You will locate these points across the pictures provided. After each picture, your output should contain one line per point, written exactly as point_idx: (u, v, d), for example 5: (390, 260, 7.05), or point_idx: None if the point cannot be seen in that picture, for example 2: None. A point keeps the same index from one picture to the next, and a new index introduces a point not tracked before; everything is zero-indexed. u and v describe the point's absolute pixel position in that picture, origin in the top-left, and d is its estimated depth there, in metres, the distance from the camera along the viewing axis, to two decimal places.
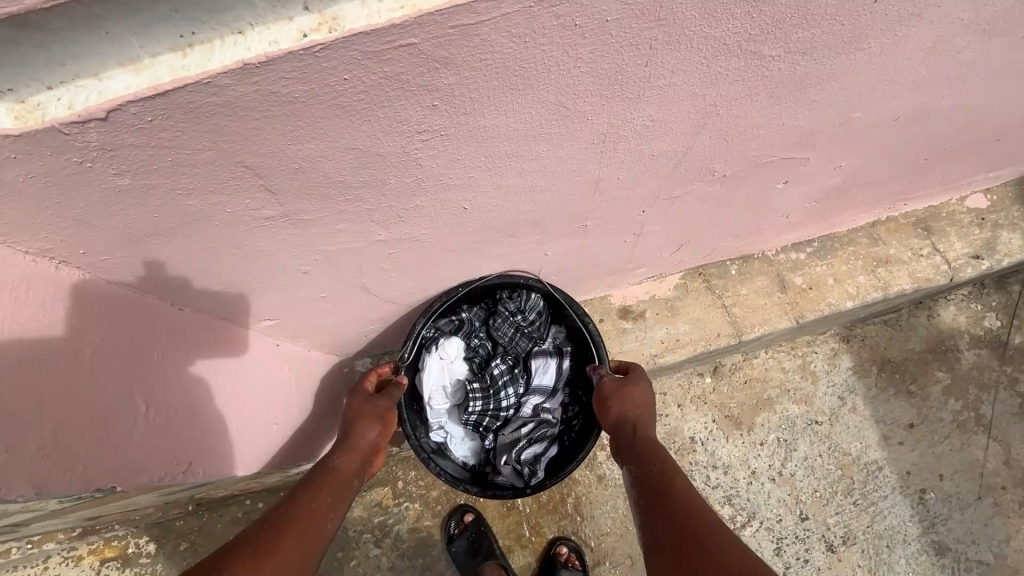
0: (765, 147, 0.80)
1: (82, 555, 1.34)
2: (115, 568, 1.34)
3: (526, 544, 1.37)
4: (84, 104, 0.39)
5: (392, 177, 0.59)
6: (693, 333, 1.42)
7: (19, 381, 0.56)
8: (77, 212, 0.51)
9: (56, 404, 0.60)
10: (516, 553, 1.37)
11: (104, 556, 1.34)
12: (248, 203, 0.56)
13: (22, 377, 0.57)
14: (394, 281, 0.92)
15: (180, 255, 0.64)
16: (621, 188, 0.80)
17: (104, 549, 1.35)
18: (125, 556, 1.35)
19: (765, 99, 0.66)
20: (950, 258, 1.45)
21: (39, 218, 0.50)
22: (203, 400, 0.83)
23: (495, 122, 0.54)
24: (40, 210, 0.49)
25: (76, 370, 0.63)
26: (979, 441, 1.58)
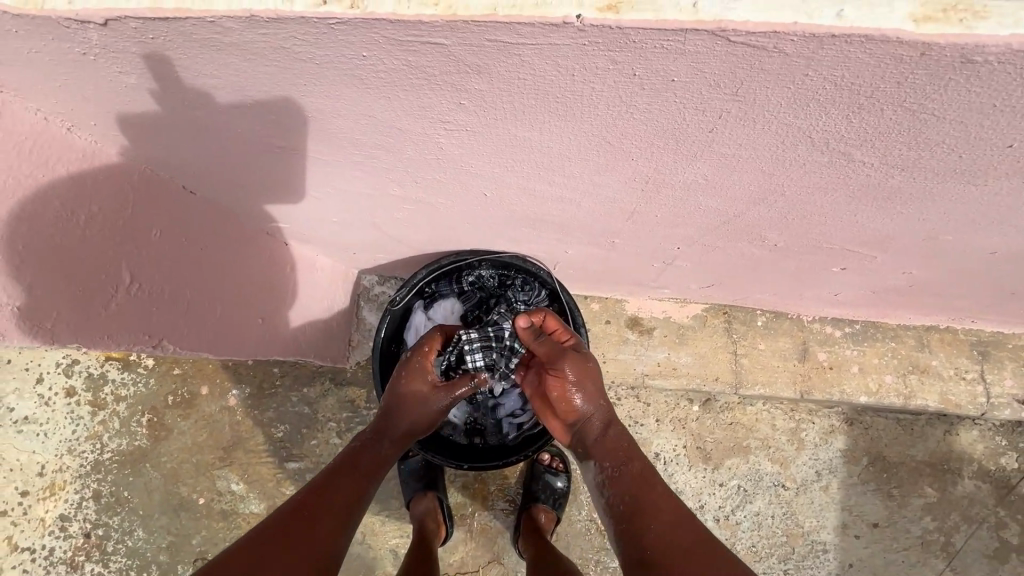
0: (830, 235, 0.72)
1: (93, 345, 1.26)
2: (115, 369, 1.26)
3: (467, 486, 1.40)
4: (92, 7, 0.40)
5: (411, 150, 0.55)
6: (694, 368, 1.38)
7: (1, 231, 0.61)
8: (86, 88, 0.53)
9: (28, 258, 0.63)
10: (453, 490, 1.40)
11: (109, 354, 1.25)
12: (259, 128, 0.55)
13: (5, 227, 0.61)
14: (407, 230, 0.89)
15: (193, 144, 0.64)
16: (658, 225, 0.74)
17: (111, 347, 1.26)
18: (127, 360, 1.26)
19: (841, 196, 0.57)
20: (993, 392, 1.33)
21: (50, 82, 0.53)
22: (206, 282, 0.83)
23: (528, 135, 0.49)
24: (55, 78, 0.52)
25: (57, 234, 0.66)
26: (935, 564, 1.53)
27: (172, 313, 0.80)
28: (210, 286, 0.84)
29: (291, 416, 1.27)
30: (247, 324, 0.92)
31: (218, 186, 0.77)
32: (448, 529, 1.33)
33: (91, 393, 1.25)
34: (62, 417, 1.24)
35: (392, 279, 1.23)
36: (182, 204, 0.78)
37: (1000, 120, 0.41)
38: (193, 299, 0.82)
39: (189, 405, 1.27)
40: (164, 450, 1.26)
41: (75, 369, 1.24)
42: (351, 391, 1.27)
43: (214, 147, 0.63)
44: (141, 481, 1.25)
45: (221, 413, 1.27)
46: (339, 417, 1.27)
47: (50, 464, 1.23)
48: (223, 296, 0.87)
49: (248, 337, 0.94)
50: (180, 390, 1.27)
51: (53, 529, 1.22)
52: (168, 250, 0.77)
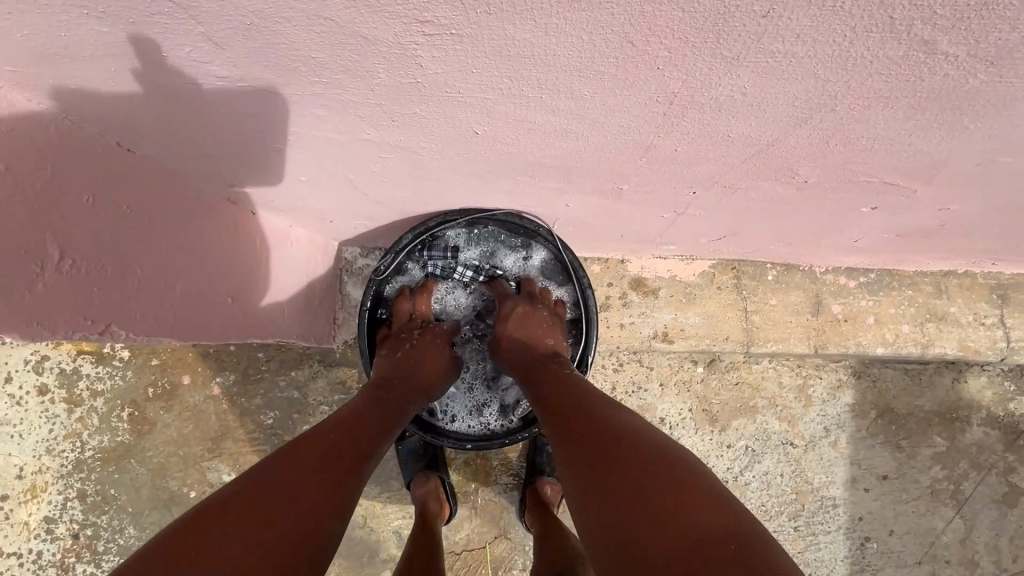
0: (870, 164, 0.63)
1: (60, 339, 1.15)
2: (89, 363, 1.15)
3: (468, 463, 1.33)
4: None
5: (383, 72, 0.45)
6: (702, 328, 1.30)
7: None
8: None
9: None
10: (456, 467, 1.33)
11: (80, 348, 1.15)
12: (194, 51, 0.44)
13: None
14: (389, 187, 0.79)
15: (121, 86, 0.51)
16: (673, 162, 0.64)
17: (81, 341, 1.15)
18: (100, 353, 1.15)
19: (902, 108, 0.48)
20: (1012, 336, 1.28)
21: None
22: (146, 256, 0.72)
23: (530, 38, 0.39)
24: None
25: None
26: (945, 513, 1.50)
27: (118, 291, 0.69)
28: (156, 256, 0.74)
29: (280, 402, 1.18)
30: (199, 299, 0.83)
31: (157, 136, 0.66)
32: (452, 509, 1.26)
33: (65, 390, 1.15)
34: (37, 417, 1.14)
35: (375, 249, 1.13)
36: (112, 159, 0.66)
37: None
38: (142, 272, 0.72)
39: (172, 395, 1.17)
40: (150, 444, 1.17)
41: (44, 366, 1.14)
42: (343, 372, 1.18)
43: (148, 86, 0.50)
44: (129, 477, 1.16)
45: (206, 403, 1.17)
46: (332, 399, 1.18)
47: (29, 467, 1.14)
48: (173, 266, 0.77)
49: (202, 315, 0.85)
50: (160, 381, 1.17)
51: (40, 532, 1.14)
52: (104, 215, 0.66)
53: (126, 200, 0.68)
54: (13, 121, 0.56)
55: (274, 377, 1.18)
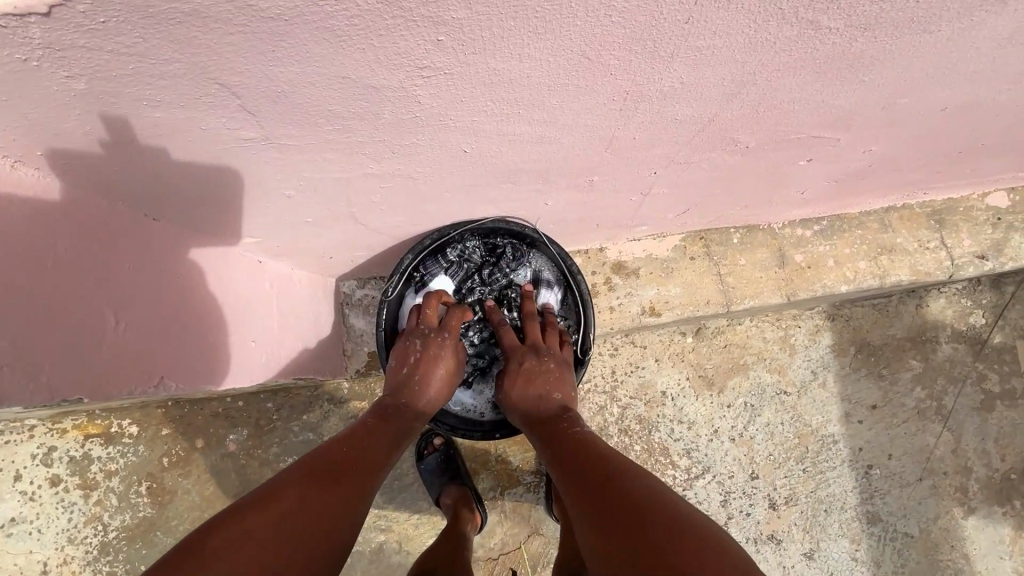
0: (797, 123, 0.75)
1: (65, 428, 1.18)
2: (98, 446, 1.18)
3: (490, 468, 1.41)
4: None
5: (388, 112, 0.54)
6: (685, 298, 1.41)
7: None
8: (27, 111, 0.48)
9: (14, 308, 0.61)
10: (481, 476, 1.40)
11: (87, 433, 1.18)
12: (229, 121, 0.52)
13: None
14: (386, 214, 0.87)
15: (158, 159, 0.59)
16: (632, 149, 0.74)
17: (87, 425, 1.18)
18: (108, 433, 1.19)
19: (808, 73, 0.60)
20: (955, 254, 1.42)
21: None
22: (177, 310, 0.84)
23: (508, 66, 0.49)
24: None
25: (35, 279, 0.63)
26: (933, 428, 1.63)
27: (160, 344, 0.82)
28: (189, 312, 0.86)
29: (295, 447, 1.23)
30: (230, 348, 0.95)
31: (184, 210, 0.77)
32: (482, 514, 1.32)
33: (78, 476, 1.18)
34: (53, 508, 1.17)
35: (372, 279, 1.21)
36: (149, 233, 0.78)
37: None
38: (179, 325, 0.84)
39: (187, 461, 1.21)
40: (170, 514, 1.20)
41: (53, 457, 1.16)
42: (355, 405, 1.23)
43: (179, 157, 0.59)
44: (157, 550, 1.19)
45: (222, 461, 1.22)
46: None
47: (52, 560, 1.16)
48: (203, 321, 0.88)
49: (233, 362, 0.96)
50: (173, 449, 1.21)
51: None
52: (146, 281, 0.78)
53: (161, 265, 0.81)
54: (65, 207, 0.66)
55: (287, 425, 1.23)
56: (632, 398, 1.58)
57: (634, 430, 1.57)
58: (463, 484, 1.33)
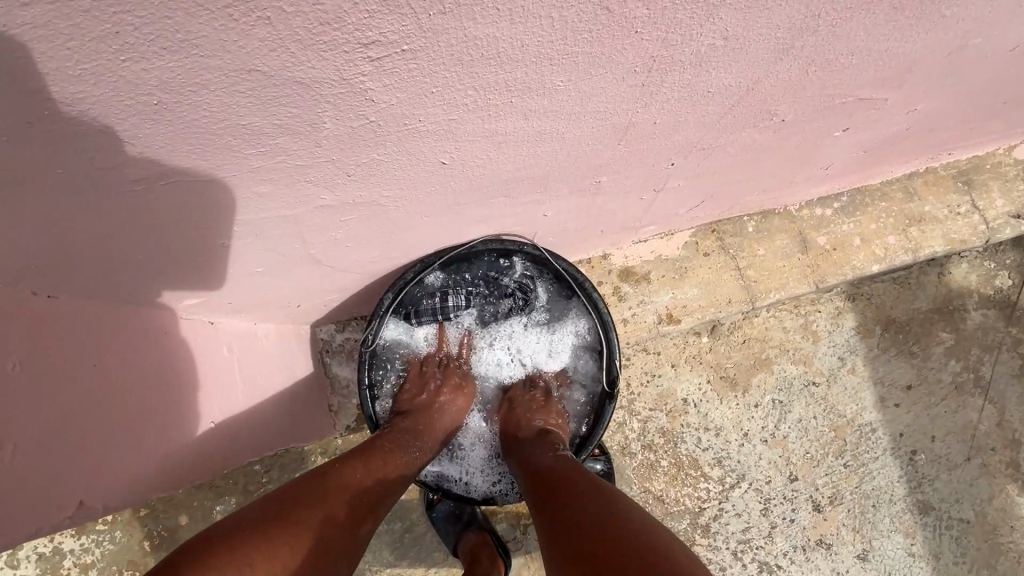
0: (847, 83, 0.60)
1: None
2: (68, 536, 1.00)
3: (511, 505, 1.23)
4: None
5: (330, 119, 0.38)
6: (703, 298, 1.27)
7: None
8: None
9: None
10: (500, 515, 1.23)
11: None
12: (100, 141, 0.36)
13: None
14: (357, 251, 0.72)
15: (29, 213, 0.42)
16: (650, 137, 0.59)
17: None
18: (79, 521, 1.00)
19: (882, 10, 0.45)
20: (989, 217, 1.30)
21: None
22: (98, 406, 0.67)
23: (493, 32, 0.34)
24: None
25: None
26: (974, 402, 1.50)
27: (78, 455, 0.65)
28: (113, 407, 0.69)
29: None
30: (169, 433, 0.79)
31: (90, 279, 0.60)
32: (507, 563, 1.14)
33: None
34: None
35: (352, 321, 1.03)
36: (45, 315, 0.61)
37: None
38: (102, 423, 0.68)
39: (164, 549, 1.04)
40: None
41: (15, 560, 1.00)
42: None
43: (55, 203, 0.42)
44: None
45: None
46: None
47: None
48: (130, 413, 0.72)
49: (172, 448, 0.80)
50: (155, 530, 1.02)
51: None
52: (50, 383, 0.61)
53: (67, 356, 0.63)
54: None
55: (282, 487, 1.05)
56: (651, 410, 1.43)
57: (658, 445, 1.42)
58: (483, 527, 1.16)
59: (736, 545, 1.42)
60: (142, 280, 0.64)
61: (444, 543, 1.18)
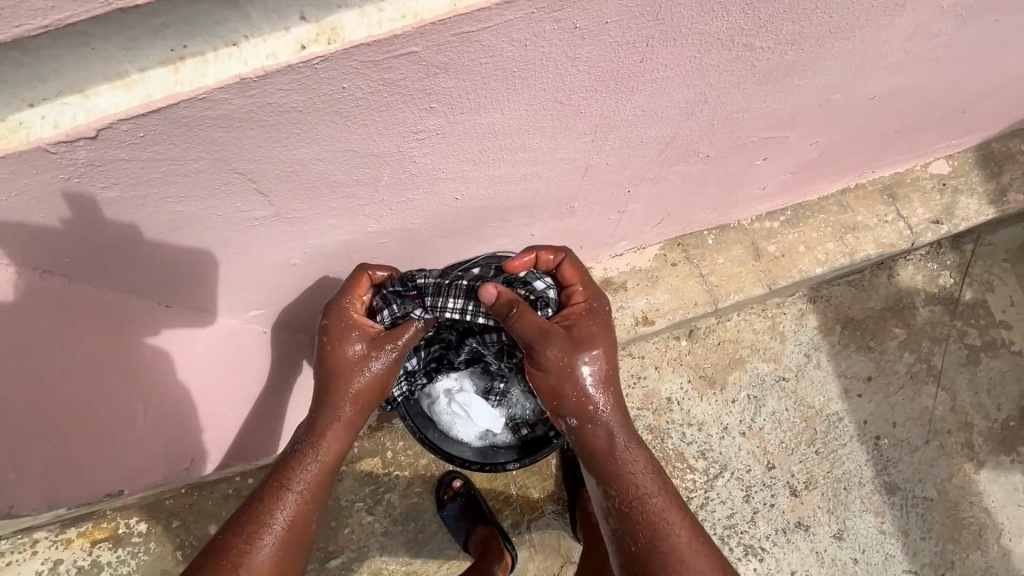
0: (748, 129, 0.82)
1: (71, 538, 1.19)
2: (107, 550, 1.20)
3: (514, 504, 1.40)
4: (66, 124, 0.37)
5: (387, 174, 0.58)
6: (673, 302, 1.47)
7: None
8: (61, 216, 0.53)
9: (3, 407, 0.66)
10: (505, 513, 1.39)
11: (94, 538, 1.19)
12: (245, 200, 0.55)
13: None
14: (383, 267, 0.91)
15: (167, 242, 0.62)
16: (607, 172, 0.80)
17: (93, 531, 1.20)
18: (116, 535, 1.20)
19: (751, 86, 0.67)
20: (913, 223, 1.52)
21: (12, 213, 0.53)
22: (185, 397, 0.84)
23: (491, 120, 0.54)
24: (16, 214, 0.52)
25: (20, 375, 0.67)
26: (929, 390, 1.69)
27: (190, 429, 0.86)
28: (217, 396, 0.88)
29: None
30: (265, 417, 0.98)
31: (210, 295, 0.80)
32: (512, 552, 1.32)
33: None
34: None
35: None
36: (172, 323, 0.81)
37: None
38: (186, 411, 0.84)
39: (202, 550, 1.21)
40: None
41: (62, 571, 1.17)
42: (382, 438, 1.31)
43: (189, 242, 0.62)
44: None
45: None
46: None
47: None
48: (231, 401, 0.91)
49: (268, 430, 0.99)
50: (188, 540, 1.21)
51: None
52: (172, 374, 0.82)
53: (185, 355, 0.84)
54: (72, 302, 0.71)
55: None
56: (640, 409, 1.61)
57: (647, 440, 1.59)
58: (490, 522, 1.33)
59: (722, 531, 1.58)
60: (237, 298, 0.83)
61: (454, 537, 1.34)
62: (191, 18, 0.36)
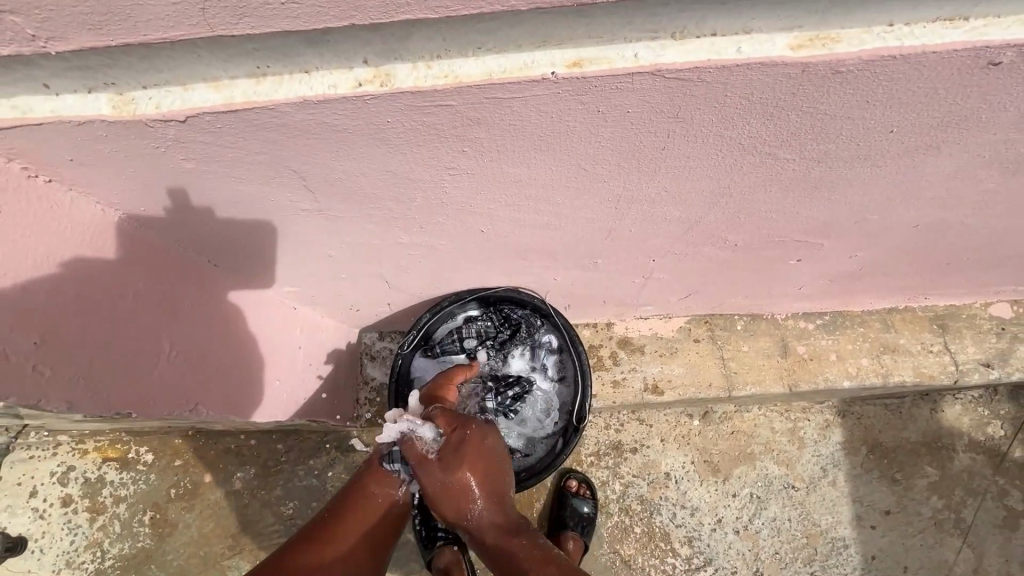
0: (777, 228, 0.84)
1: (87, 450, 1.28)
2: (113, 470, 1.28)
3: (486, 535, 1.40)
4: (168, 108, 0.46)
5: (420, 198, 0.65)
6: (686, 377, 1.46)
7: (64, 297, 0.64)
8: (151, 192, 0.61)
9: (95, 326, 0.68)
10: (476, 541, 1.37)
11: (106, 456, 1.28)
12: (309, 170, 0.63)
13: (60, 290, 0.63)
14: (411, 276, 0.98)
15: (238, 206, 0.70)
16: (632, 238, 0.84)
17: (108, 449, 1.28)
18: (124, 459, 1.29)
19: (778, 191, 0.69)
20: (960, 360, 1.44)
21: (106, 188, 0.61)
22: (220, 345, 0.90)
23: (518, 172, 0.60)
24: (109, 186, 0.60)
25: (111, 301, 0.70)
26: (953, 543, 1.56)
27: (198, 375, 0.86)
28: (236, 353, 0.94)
29: (299, 491, 1.31)
30: (243, 385, 0.97)
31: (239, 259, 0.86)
32: None
33: (89, 499, 1.26)
34: (58, 528, 1.25)
35: (391, 333, 1.30)
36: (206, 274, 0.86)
37: (876, 113, 0.53)
38: (223, 361, 0.91)
39: (194, 495, 1.29)
40: (170, 547, 1.27)
41: (70, 477, 1.26)
42: (359, 455, 1.30)
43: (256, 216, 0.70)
44: None
45: (227, 498, 1.30)
46: (348, 484, 1.30)
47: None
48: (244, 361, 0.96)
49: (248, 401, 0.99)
50: (182, 482, 1.29)
51: None
52: (209, 322, 0.87)
53: (198, 304, 0.85)
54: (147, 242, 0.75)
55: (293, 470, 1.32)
56: (635, 477, 1.57)
57: (635, 510, 1.55)
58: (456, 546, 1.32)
59: None
60: (254, 266, 0.88)
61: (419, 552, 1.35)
62: (278, 47, 0.43)
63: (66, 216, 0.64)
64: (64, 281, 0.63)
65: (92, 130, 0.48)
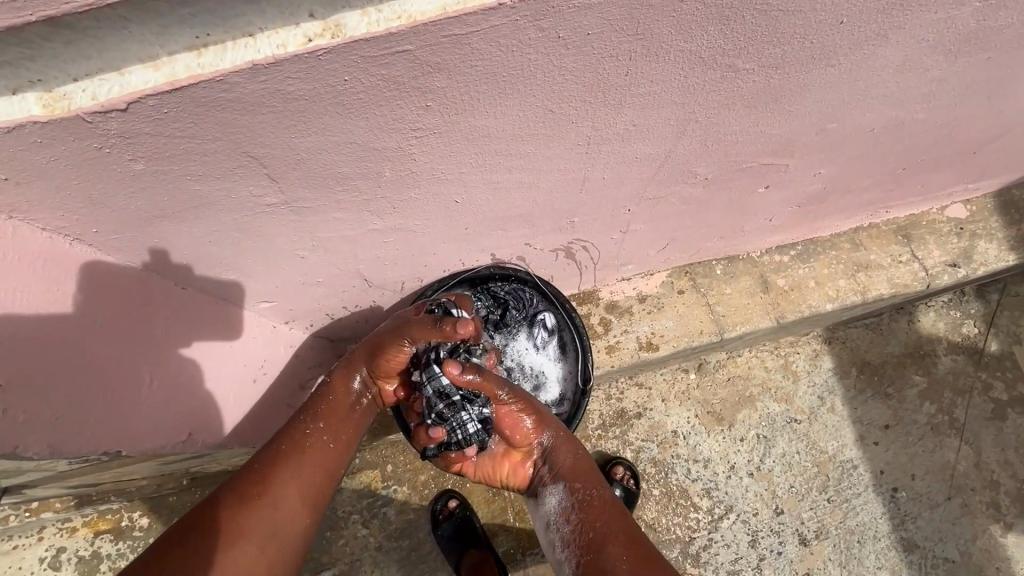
0: (744, 154, 0.85)
1: (76, 526, 1.20)
2: (108, 542, 1.20)
3: (510, 530, 1.31)
4: (155, 83, 0.43)
5: (388, 170, 0.63)
6: (677, 329, 1.46)
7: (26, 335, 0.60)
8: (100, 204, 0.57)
9: (66, 368, 0.64)
10: (501, 538, 1.31)
11: (98, 529, 1.20)
12: None
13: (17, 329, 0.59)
14: (389, 269, 0.96)
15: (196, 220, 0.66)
16: (605, 186, 0.84)
17: (98, 522, 1.21)
18: (118, 528, 1.21)
19: (742, 107, 0.69)
20: (928, 265, 1.50)
21: (48, 206, 0.56)
22: (204, 371, 0.86)
23: (486, 123, 0.58)
24: (51, 204, 0.56)
25: (83, 338, 0.67)
26: (952, 443, 1.52)
27: (185, 404, 0.82)
28: (225, 378, 0.90)
29: None
30: (239, 406, 0.94)
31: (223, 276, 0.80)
32: None
33: None
34: None
35: None
36: (193, 299, 0.81)
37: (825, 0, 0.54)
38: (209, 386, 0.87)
39: None
40: None
41: (63, 559, 1.18)
42: (364, 475, 1.31)
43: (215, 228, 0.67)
44: None
45: None
46: (359, 507, 1.29)
47: None
48: (239, 382, 0.93)
49: (242, 424, 0.96)
50: None
51: None
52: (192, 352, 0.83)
53: (182, 334, 0.81)
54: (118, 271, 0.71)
55: None
56: (645, 441, 1.50)
57: (649, 475, 1.47)
58: (485, 549, 1.24)
59: None
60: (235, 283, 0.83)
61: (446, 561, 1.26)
62: None
63: (12, 249, 0.60)
64: (23, 310, 0.60)
65: (25, 135, 0.45)
